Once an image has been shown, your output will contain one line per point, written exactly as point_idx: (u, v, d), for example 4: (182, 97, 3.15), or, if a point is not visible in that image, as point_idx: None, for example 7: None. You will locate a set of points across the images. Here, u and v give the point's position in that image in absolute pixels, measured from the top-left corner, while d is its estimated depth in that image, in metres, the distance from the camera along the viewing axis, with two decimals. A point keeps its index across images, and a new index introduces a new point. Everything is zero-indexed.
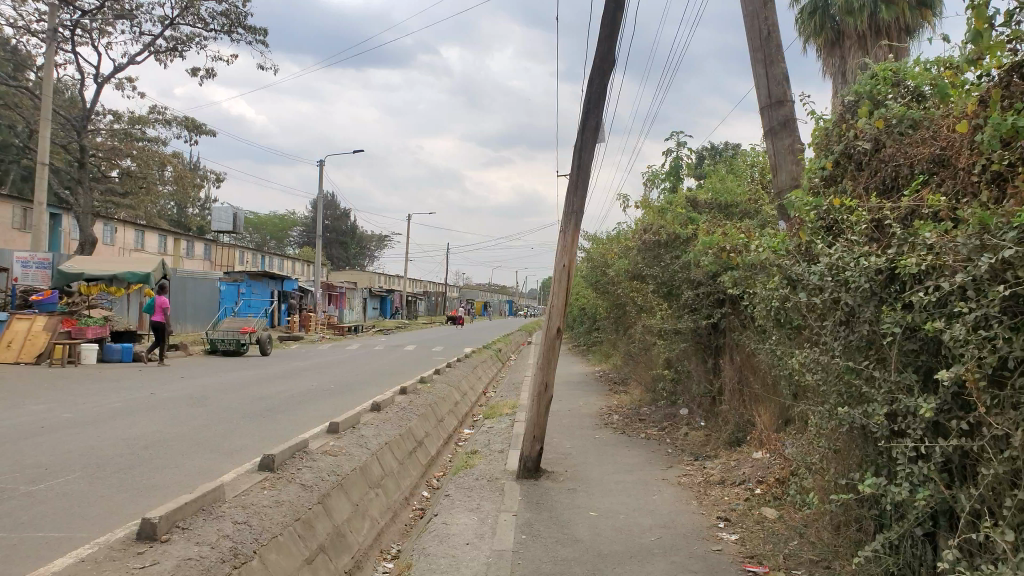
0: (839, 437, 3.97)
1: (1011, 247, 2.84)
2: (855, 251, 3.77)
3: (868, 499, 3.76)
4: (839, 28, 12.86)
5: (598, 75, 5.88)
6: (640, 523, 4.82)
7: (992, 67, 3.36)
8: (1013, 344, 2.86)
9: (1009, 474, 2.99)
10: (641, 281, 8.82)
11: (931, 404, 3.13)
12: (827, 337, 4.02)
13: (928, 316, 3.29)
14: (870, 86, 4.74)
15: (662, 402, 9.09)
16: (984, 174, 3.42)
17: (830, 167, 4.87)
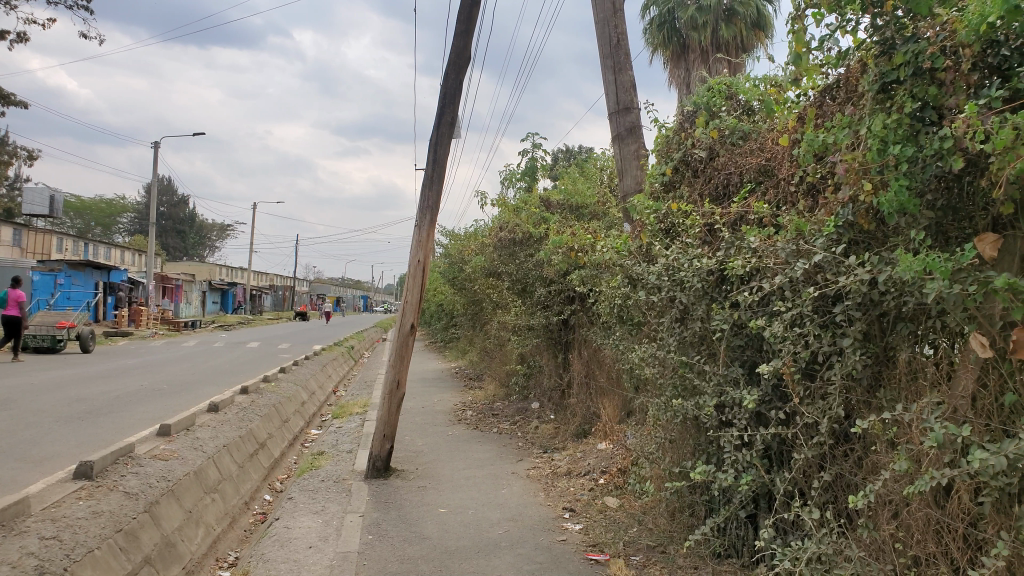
0: (672, 428, 4.11)
1: (821, 252, 3.15)
2: (689, 253, 3.90)
3: (695, 484, 4.00)
4: (685, 42, 13.77)
5: (454, 71, 5.88)
6: (488, 517, 4.78)
7: (808, 88, 3.40)
8: (822, 340, 3.19)
9: (817, 457, 3.34)
10: (496, 279, 9.00)
11: (753, 396, 3.38)
12: (663, 334, 4.15)
13: (752, 314, 3.52)
14: (704, 95, 4.67)
15: (514, 397, 9.25)
16: (801, 184, 3.55)
17: (670, 173, 4.74)
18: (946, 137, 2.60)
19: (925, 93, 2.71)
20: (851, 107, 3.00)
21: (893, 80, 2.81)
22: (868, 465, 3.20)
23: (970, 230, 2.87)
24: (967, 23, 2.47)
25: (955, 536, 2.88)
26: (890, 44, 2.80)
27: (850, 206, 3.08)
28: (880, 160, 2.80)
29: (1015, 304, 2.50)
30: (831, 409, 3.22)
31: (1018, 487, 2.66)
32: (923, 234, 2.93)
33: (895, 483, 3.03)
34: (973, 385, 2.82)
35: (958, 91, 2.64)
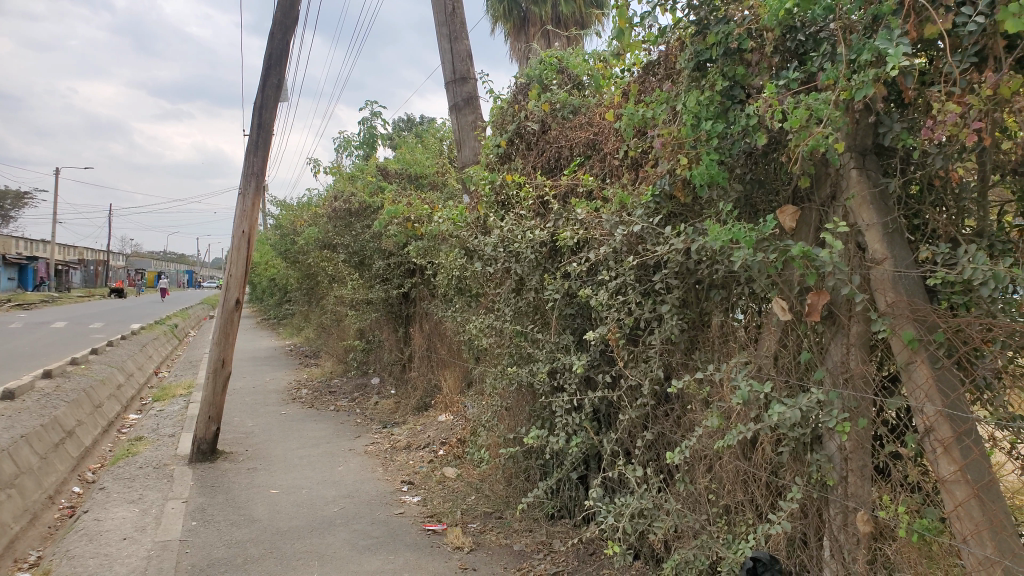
0: (507, 396, 4.20)
1: (641, 223, 3.32)
2: (522, 225, 3.97)
3: (530, 450, 4.12)
4: (525, 15, 13.94)
5: (281, 32, 5.60)
6: (323, 496, 4.67)
7: (631, 65, 3.53)
8: (644, 307, 3.40)
9: (641, 417, 3.54)
10: (332, 251, 8.75)
11: (582, 361, 3.53)
12: (499, 304, 4.21)
13: (582, 283, 3.65)
14: (536, 68, 4.73)
15: (353, 373, 9.09)
16: (625, 158, 3.70)
17: (504, 146, 4.78)
18: (751, 115, 2.79)
19: (734, 73, 2.89)
20: (669, 84, 3.15)
21: (706, 59, 2.97)
22: (685, 423, 3.43)
23: (773, 202, 3.11)
24: (768, 9, 2.66)
25: (759, 484, 3.15)
26: (703, 24, 2.95)
27: (669, 179, 3.25)
28: (693, 135, 2.99)
29: (808, 271, 2.75)
30: (652, 371, 3.43)
31: (811, 435, 2.94)
32: (732, 206, 3.15)
33: (708, 439, 3.27)
34: (775, 345, 3.08)
35: (761, 73, 2.85)
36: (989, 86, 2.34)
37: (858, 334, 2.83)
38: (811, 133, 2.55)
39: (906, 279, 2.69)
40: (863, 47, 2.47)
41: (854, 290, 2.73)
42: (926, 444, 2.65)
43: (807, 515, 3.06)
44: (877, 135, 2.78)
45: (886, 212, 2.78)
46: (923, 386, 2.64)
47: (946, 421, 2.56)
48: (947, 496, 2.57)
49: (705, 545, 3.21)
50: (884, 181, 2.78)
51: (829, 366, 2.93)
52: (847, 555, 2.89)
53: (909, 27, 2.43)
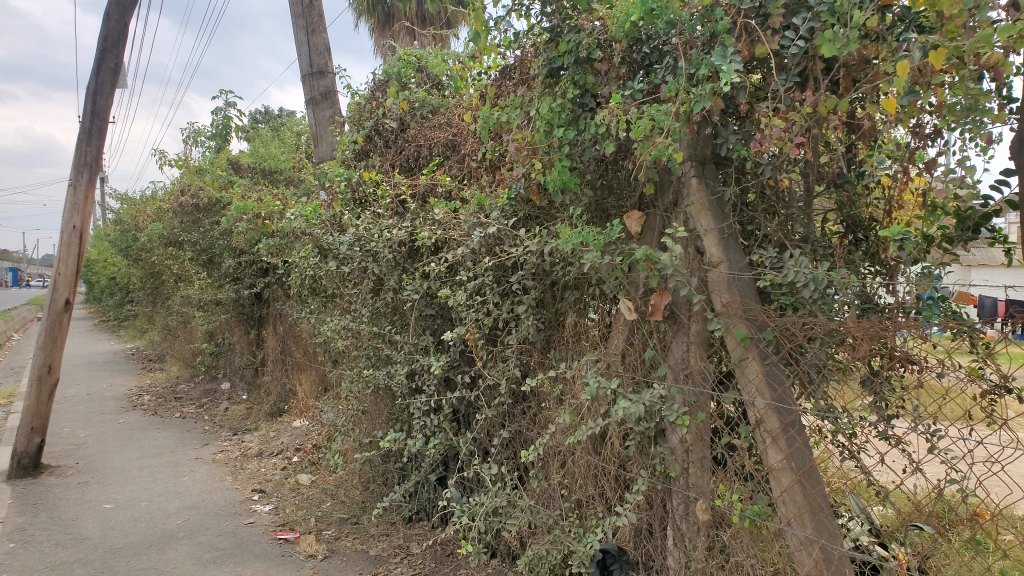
0: (364, 399, 4.12)
1: (497, 225, 3.36)
2: (379, 224, 3.91)
3: (387, 453, 4.07)
4: (390, 11, 13.76)
5: (119, 12, 5.22)
6: (164, 508, 4.39)
7: (488, 67, 3.56)
8: (501, 308, 3.44)
9: (498, 417, 3.59)
10: (178, 248, 8.25)
11: (440, 362, 3.53)
12: (355, 304, 4.13)
13: (440, 284, 3.65)
14: (395, 65, 4.67)
15: (201, 378, 8.63)
16: (482, 160, 3.73)
17: (362, 143, 4.69)
18: (600, 122, 2.90)
19: (584, 81, 2.99)
20: (523, 89, 3.21)
21: (559, 66, 3.05)
22: (539, 420, 3.50)
23: (622, 207, 3.24)
24: (616, 21, 2.78)
25: (609, 478, 3.27)
26: (556, 32, 3.02)
27: (524, 182, 3.31)
28: (546, 140, 3.07)
29: (652, 272, 2.89)
30: (508, 370, 3.48)
31: (655, 430, 3.08)
32: (584, 209, 3.25)
33: (560, 436, 3.35)
34: (623, 343, 3.21)
35: (610, 82, 2.97)
36: (809, 104, 2.56)
37: (697, 333, 3.00)
38: (654, 141, 2.69)
39: (739, 281, 2.88)
40: (701, 62, 2.63)
41: (694, 291, 2.90)
42: (757, 435, 2.84)
43: (652, 505, 3.20)
44: (715, 146, 2.96)
45: (722, 218, 2.97)
46: (754, 381, 2.83)
47: (774, 413, 2.76)
48: (775, 483, 2.76)
49: (558, 540, 3.29)
50: (720, 190, 2.97)
51: (671, 362, 3.08)
52: (687, 542, 3.05)
53: (741, 46, 2.62)
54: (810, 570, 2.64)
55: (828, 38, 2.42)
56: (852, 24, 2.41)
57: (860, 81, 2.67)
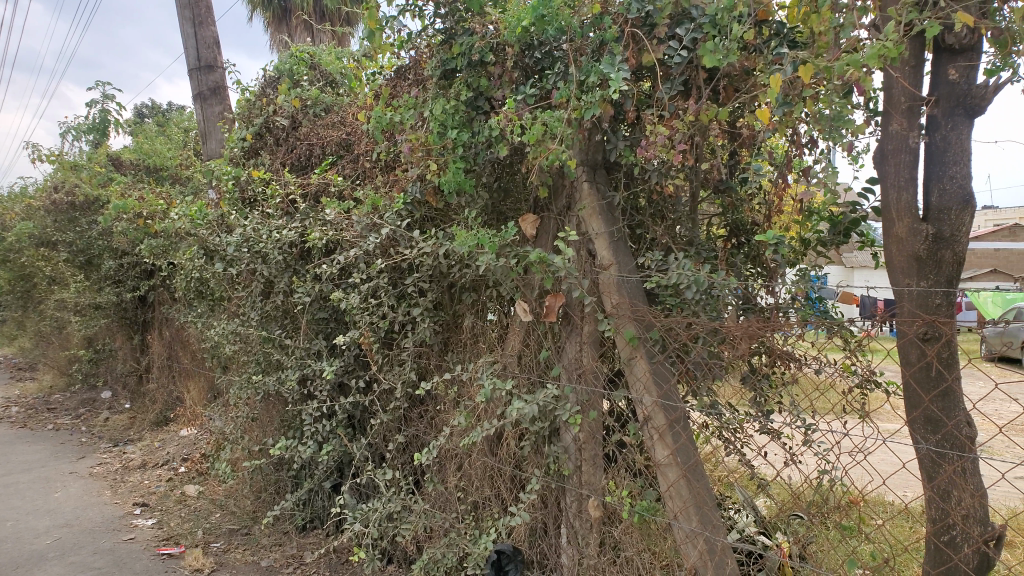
0: (254, 406, 3.98)
1: (391, 226, 3.33)
2: (269, 224, 3.79)
3: (279, 461, 3.95)
4: (286, 5, 13.40)
5: None
6: (34, 527, 4.11)
7: (382, 66, 3.52)
8: (395, 311, 3.41)
9: (393, 421, 3.55)
10: (51, 249, 7.74)
11: (333, 367, 3.46)
12: (244, 308, 3.99)
13: (333, 286, 3.58)
14: (286, 62, 4.55)
15: (79, 387, 8.14)
16: (376, 161, 3.69)
17: (251, 140, 4.54)
18: (493, 125, 2.92)
19: (477, 84, 3.01)
20: (416, 90, 3.19)
21: (452, 68, 3.05)
22: (436, 423, 3.48)
23: (517, 210, 3.28)
24: (508, 25, 2.81)
25: (504, 479, 3.29)
26: (450, 34, 3.02)
27: (419, 184, 3.30)
28: (439, 141, 3.07)
29: (545, 274, 2.93)
30: (404, 374, 3.45)
31: (549, 429, 3.13)
32: (480, 211, 3.26)
33: (456, 439, 3.35)
34: (518, 345, 3.24)
35: (502, 85, 3.00)
36: (692, 112, 2.67)
37: (590, 333, 3.06)
38: (546, 145, 2.73)
39: (628, 283, 2.97)
40: (591, 69, 2.69)
41: (586, 292, 2.96)
42: (645, 432, 2.94)
43: (547, 504, 3.24)
44: (606, 151, 3.04)
45: (612, 222, 3.05)
46: (641, 379, 2.94)
47: (660, 410, 2.87)
48: (662, 478, 2.87)
49: (453, 543, 3.29)
50: (610, 194, 3.05)
51: (564, 363, 3.13)
52: (580, 539, 3.11)
53: (629, 54, 2.70)
54: (694, 562, 2.74)
55: (709, 49, 2.54)
56: (732, 37, 2.53)
57: (739, 91, 2.80)
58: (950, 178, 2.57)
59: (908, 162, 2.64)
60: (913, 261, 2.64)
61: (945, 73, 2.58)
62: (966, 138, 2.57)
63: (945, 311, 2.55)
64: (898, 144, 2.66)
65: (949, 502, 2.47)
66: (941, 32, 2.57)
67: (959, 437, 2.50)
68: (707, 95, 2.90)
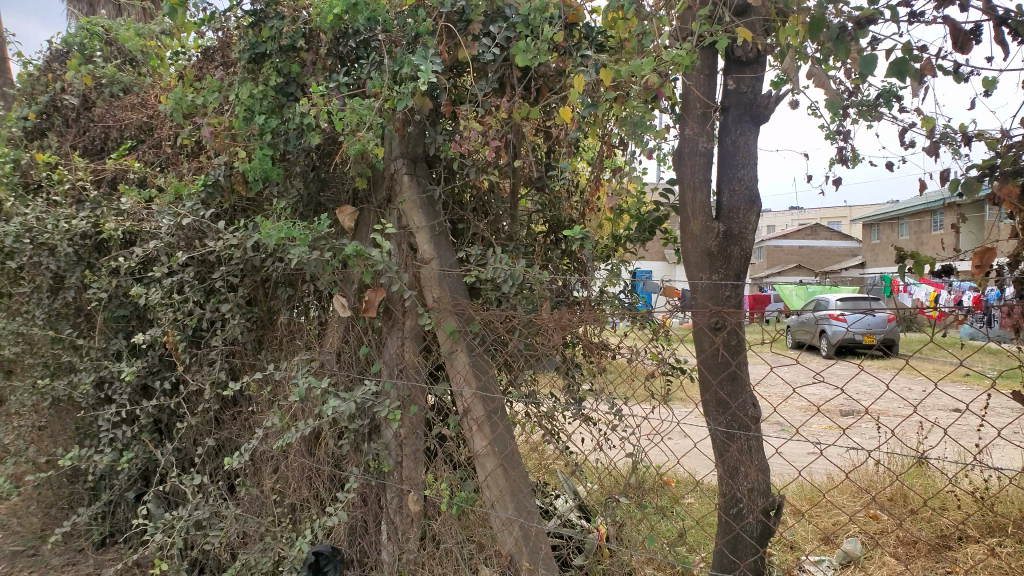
0: (41, 413, 3.63)
1: (196, 218, 3.15)
2: (55, 213, 3.45)
3: (73, 473, 3.63)
4: None
5: None
6: None
7: (187, 46, 3.32)
8: (204, 307, 3.24)
9: (203, 423, 3.37)
10: None
11: (132, 368, 3.22)
12: (27, 306, 3.61)
13: (132, 282, 3.33)
14: (76, 34, 4.17)
15: None
16: (181, 147, 3.47)
17: (35, 119, 4.11)
18: (305, 113, 2.84)
19: (288, 70, 2.91)
20: (222, 73, 3.04)
21: (261, 52, 2.93)
22: (249, 425, 3.32)
23: (335, 201, 3.20)
24: (320, 12, 2.75)
25: (323, 478, 3.21)
26: (259, 16, 2.89)
27: (226, 172, 3.15)
28: (246, 127, 2.95)
29: (363, 268, 2.88)
30: (213, 374, 3.28)
31: (369, 425, 3.08)
32: (294, 202, 3.18)
33: (270, 439, 3.23)
34: (337, 341, 3.16)
35: (315, 73, 2.91)
36: (506, 109, 2.79)
37: (411, 328, 3.03)
38: (360, 135, 2.69)
39: (449, 277, 2.96)
40: (404, 61, 2.71)
41: (405, 286, 2.94)
42: (464, 424, 2.96)
43: (367, 501, 3.19)
44: (425, 143, 3.03)
45: (433, 215, 3.02)
46: (462, 370, 2.94)
47: (479, 402, 2.90)
48: (480, 468, 2.91)
49: (269, 547, 3.18)
50: (431, 187, 3.03)
51: (386, 358, 3.08)
52: (400, 535, 3.09)
53: (444, 48, 2.73)
54: (510, 548, 2.82)
55: (522, 48, 2.62)
56: (543, 38, 2.62)
57: (552, 90, 2.91)
58: (739, 180, 2.80)
59: (702, 165, 2.86)
60: (707, 256, 2.85)
61: (732, 83, 2.81)
62: (752, 143, 2.81)
63: (734, 302, 2.77)
64: (693, 148, 2.87)
65: (738, 477, 2.69)
66: (730, 45, 2.80)
67: (746, 416, 2.72)
68: (522, 93, 2.98)
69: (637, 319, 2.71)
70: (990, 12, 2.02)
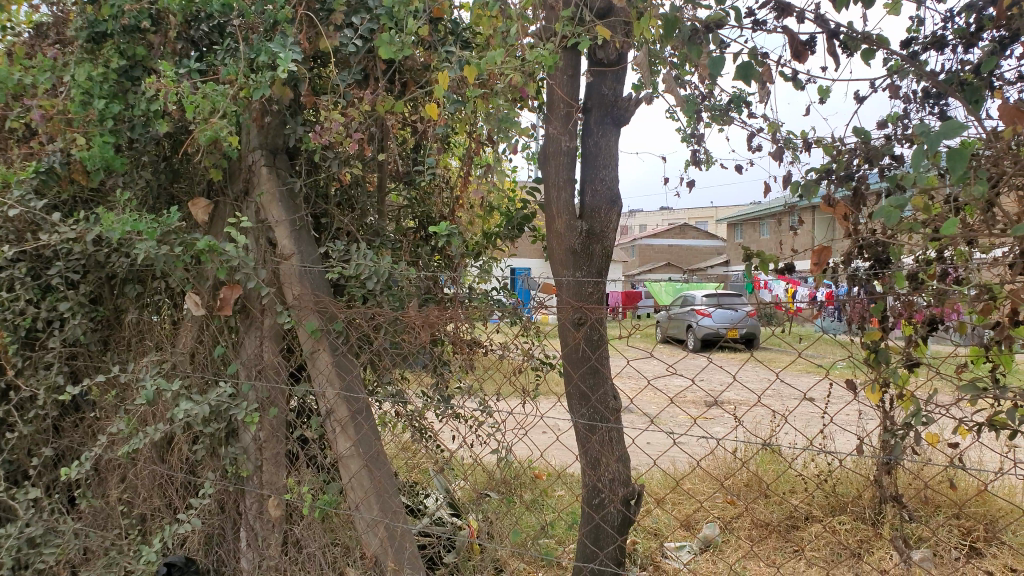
0: None
1: (28, 208, 2.90)
2: None
3: None
4: None
5: None
6: None
7: (17, 22, 3.06)
8: (39, 306, 2.99)
9: (37, 432, 3.11)
10: None
11: None
12: None
13: None
14: None
15: None
16: (12, 131, 3.20)
17: None
18: (152, 99, 2.69)
19: (133, 51, 2.75)
20: (56, 52, 2.82)
21: (102, 31, 2.74)
22: (93, 432, 3.17)
23: (189, 192, 3.10)
24: None
25: (175, 486, 3.05)
26: None
27: (62, 159, 2.92)
28: (84, 112, 2.74)
29: (217, 264, 2.75)
30: (49, 378, 3.04)
31: (225, 429, 2.94)
32: (141, 193, 3.05)
33: (115, 446, 3.04)
34: (192, 342, 3.01)
35: (164, 56, 2.78)
36: (368, 101, 2.74)
37: (270, 327, 2.92)
38: (213, 124, 2.57)
39: (310, 273, 2.87)
40: (262, 48, 2.61)
41: (263, 283, 2.83)
42: (327, 425, 2.89)
43: (224, 508, 3.06)
44: (285, 134, 2.94)
45: (294, 209, 2.93)
46: (324, 370, 2.86)
47: (342, 402, 2.84)
48: (344, 469, 2.85)
49: (114, 562, 2.99)
50: (292, 181, 2.94)
51: (243, 358, 2.97)
52: (260, 541, 2.98)
53: (304, 37, 2.64)
54: (375, 549, 2.77)
55: (386, 40, 2.57)
56: (406, 31, 2.59)
57: (418, 85, 2.89)
58: (600, 180, 2.88)
59: (566, 164, 2.91)
60: (570, 254, 2.91)
61: (594, 83, 2.88)
62: (613, 144, 2.89)
63: (596, 298, 2.85)
64: (557, 148, 2.92)
65: (599, 469, 2.76)
66: (592, 47, 2.87)
67: (606, 409, 2.80)
68: (387, 86, 2.95)
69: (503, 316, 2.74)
70: (822, 25, 2.16)
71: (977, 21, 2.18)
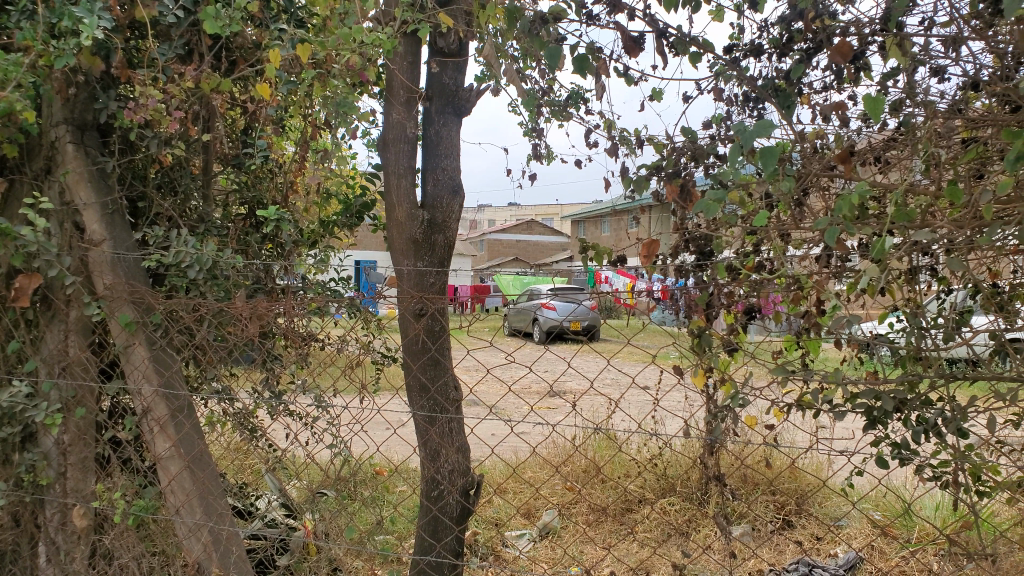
0: None
1: None
2: None
3: None
4: None
5: None
6: None
7: None
8: None
9: None
10: None
11: None
12: None
13: None
14: None
15: None
16: None
17: None
18: None
19: None
20: None
21: None
22: None
23: None
24: None
25: None
26: None
27: None
28: None
29: (12, 250, 2.46)
30: None
31: (21, 434, 2.66)
32: None
33: None
34: None
35: None
36: (191, 78, 2.54)
37: (76, 321, 2.67)
38: (5, 94, 2.29)
39: (125, 261, 2.65)
40: (65, 12, 2.35)
41: (67, 271, 2.58)
42: (143, 426, 2.68)
43: (20, 522, 2.77)
44: (96, 110, 2.69)
45: (105, 191, 2.69)
46: (140, 366, 2.65)
47: (161, 400, 2.63)
48: (162, 473, 2.65)
49: None
50: (103, 160, 2.68)
51: (44, 355, 2.69)
52: (63, 556, 2.73)
53: (116, 3, 2.41)
54: (198, 555, 2.60)
55: (211, 14, 2.39)
56: (233, 5, 2.42)
57: (248, 63, 2.72)
58: (442, 170, 2.84)
59: (407, 151, 2.84)
60: (411, 244, 2.84)
61: (434, 72, 2.84)
62: (454, 134, 2.87)
63: (437, 289, 2.80)
64: (397, 135, 2.84)
65: (438, 461, 2.74)
66: (432, 35, 2.82)
67: (445, 400, 2.78)
68: (213, 63, 2.81)
69: (348, 311, 2.73)
70: (652, 24, 2.20)
71: (789, 32, 2.30)
